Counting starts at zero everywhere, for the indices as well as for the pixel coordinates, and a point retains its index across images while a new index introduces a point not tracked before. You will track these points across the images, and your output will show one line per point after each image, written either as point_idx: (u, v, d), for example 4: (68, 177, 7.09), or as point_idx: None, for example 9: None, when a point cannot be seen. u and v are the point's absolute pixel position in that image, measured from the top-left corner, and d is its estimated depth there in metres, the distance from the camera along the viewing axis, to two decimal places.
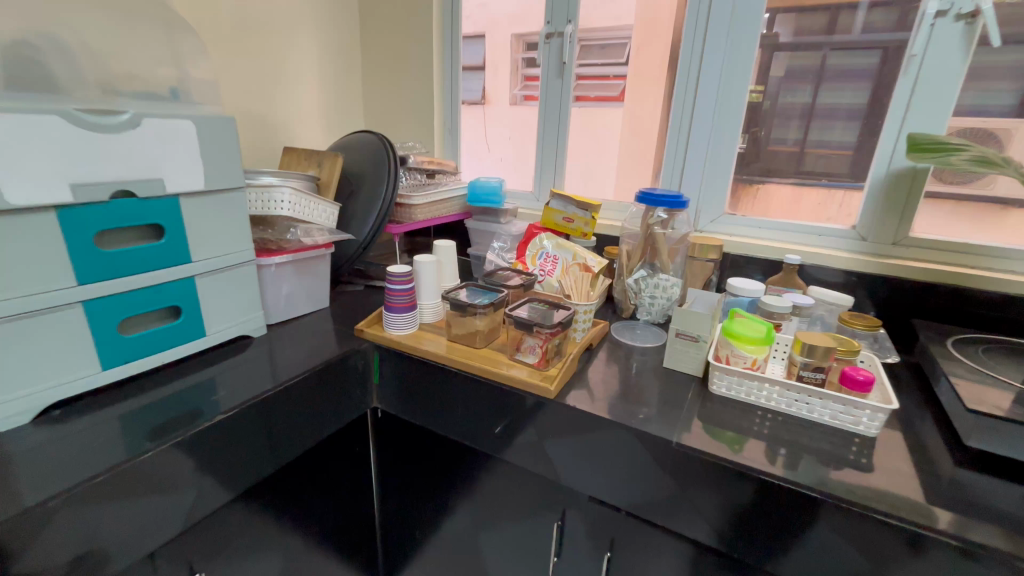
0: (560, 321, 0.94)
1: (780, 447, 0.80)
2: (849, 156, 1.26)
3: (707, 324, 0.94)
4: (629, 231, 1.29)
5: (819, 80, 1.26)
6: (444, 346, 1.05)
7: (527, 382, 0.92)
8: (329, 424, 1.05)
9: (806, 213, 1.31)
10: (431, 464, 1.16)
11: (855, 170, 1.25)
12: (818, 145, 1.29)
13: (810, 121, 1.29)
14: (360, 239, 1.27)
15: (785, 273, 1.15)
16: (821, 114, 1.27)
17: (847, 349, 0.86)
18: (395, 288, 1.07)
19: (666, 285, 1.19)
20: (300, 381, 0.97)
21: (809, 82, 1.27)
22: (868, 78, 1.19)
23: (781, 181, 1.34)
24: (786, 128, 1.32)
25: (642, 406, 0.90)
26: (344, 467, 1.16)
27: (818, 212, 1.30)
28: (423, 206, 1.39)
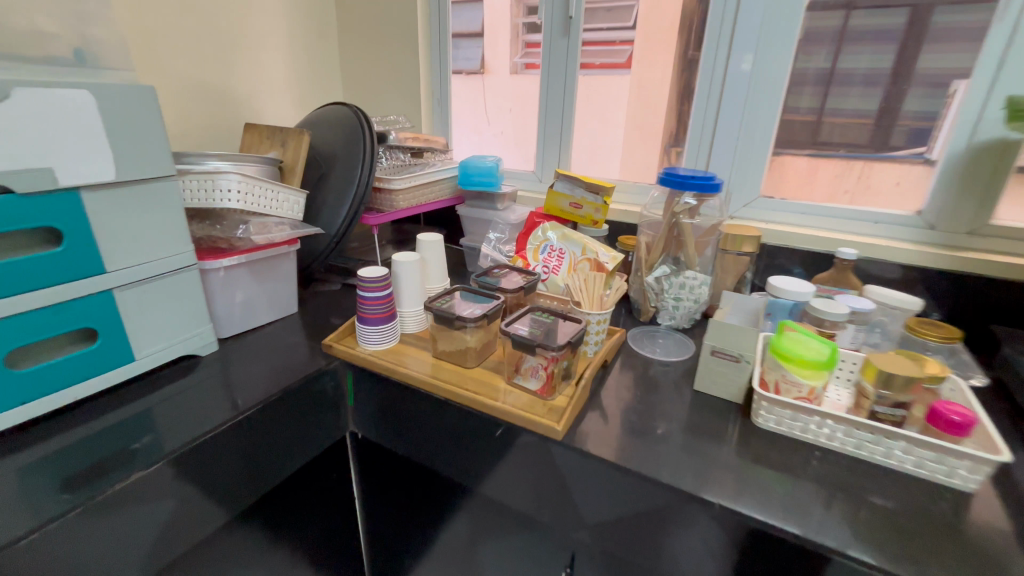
0: (570, 341, 0.76)
1: (851, 502, 0.63)
2: (869, 126, 1.08)
3: (753, 341, 0.76)
4: (648, 220, 1.10)
5: (840, 41, 1.06)
6: (429, 365, 0.87)
7: (530, 417, 0.74)
8: (298, 458, 0.88)
9: (859, 196, 1.10)
10: (420, 493, 1.00)
11: (878, 141, 1.08)
12: (835, 114, 1.10)
13: (828, 88, 1.09)
14: (332, 233, 1.09)
15: (837, 270, 0.96)
16: (840, 81, 1.08)
17: (933, 377, 0.68)
18: (368, 297, 0.88)
19: (693, 285, 1.00)
20: (259, 412, 0.79)
21: (828, 44, 1.07)
22: (895, 39, 1.01)
23: (797, 153, 1.15)
24: (800, 96, 1.12)
25: (670, 443, 0.73)
26: (321, 499, 1.00)
27: (834, 190, 1.13)
28: (407, 193, 1.19)
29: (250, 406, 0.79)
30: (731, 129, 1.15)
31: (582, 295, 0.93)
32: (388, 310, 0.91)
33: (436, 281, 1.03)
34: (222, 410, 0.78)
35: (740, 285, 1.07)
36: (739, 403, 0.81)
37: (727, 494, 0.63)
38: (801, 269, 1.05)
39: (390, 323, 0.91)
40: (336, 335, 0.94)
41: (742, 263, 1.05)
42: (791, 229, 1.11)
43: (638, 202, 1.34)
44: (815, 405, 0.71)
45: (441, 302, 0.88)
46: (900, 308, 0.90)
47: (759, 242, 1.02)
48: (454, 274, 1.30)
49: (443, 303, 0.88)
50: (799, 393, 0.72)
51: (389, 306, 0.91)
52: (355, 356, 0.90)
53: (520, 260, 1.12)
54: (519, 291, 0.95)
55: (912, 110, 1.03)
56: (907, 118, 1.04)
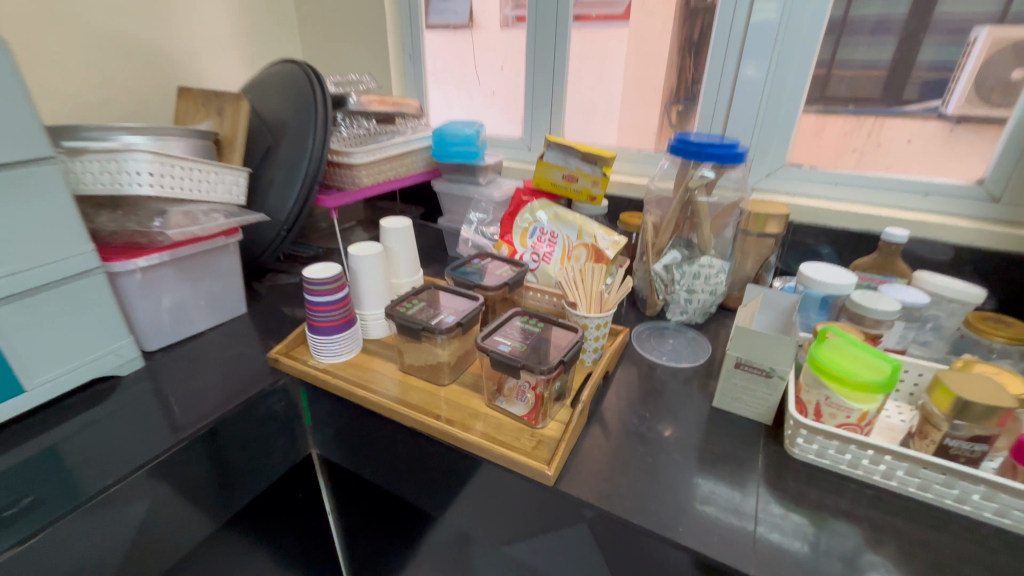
0: (564, 359, 0.61)
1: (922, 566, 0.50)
2: (880, 78, 0.92)
3: (791, 353, 0.61)
4: (655, 195, 0.92)
5: None
6: (394, 382, 0.73)
7: (514, 453, 0.60)
8: (243, 493, 0.75)
9: (903, 162, 0.93)
10: (399, 517, 0.87)
11: (887, 94, 0.92)
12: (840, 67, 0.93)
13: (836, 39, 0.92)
14: (282, 218, 0.92)
15: (882, 254, 0.81)
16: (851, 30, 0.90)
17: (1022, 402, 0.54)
18: (316, 302, 0.72)
19: (709, 274, 0.84)
20: (180, 452, 0.64)
21: None
22: None
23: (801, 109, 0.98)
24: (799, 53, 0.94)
25: (687, 483, 0.59)
26: (291, 523, 0.88)
27: (839, 148, 0.97)
28: (372, 168, 1.01)
29: (167, 446, 0.64)
30: (753, 85, 0.97)
31: (577, 292, 0.77)
32: (344, 316, 0.75)
33: (405, 276, 0.87)
34: (133, 451, 0.63)
35: (762, 271, 0.91)
36: (768, 425, 0.67)
37: (763, 560, 0.50)
38: (830, 247, 0.93)
39: (347, 331, 0.76)
40: (283, 346, 0.79)
41: (766, 245, 0.89)
42: (823, 204, 0.94)
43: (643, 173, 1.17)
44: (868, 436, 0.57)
45: (405, 305, 0.72)
46: (957, 301, 0.75)
47: (786, 221, 0.86)
48: (433, 260, 1.14)
49: (409, 306, 0.72)
50: (847, 419, 0.59)
51: (346, 310, 0.75)
52: (305, 372, 0.74)
53: (505, 245, 0.96)
54: (503, 288, 0.80)
55: (924, 61, 0.88)
56: (922, 69, 0.89)
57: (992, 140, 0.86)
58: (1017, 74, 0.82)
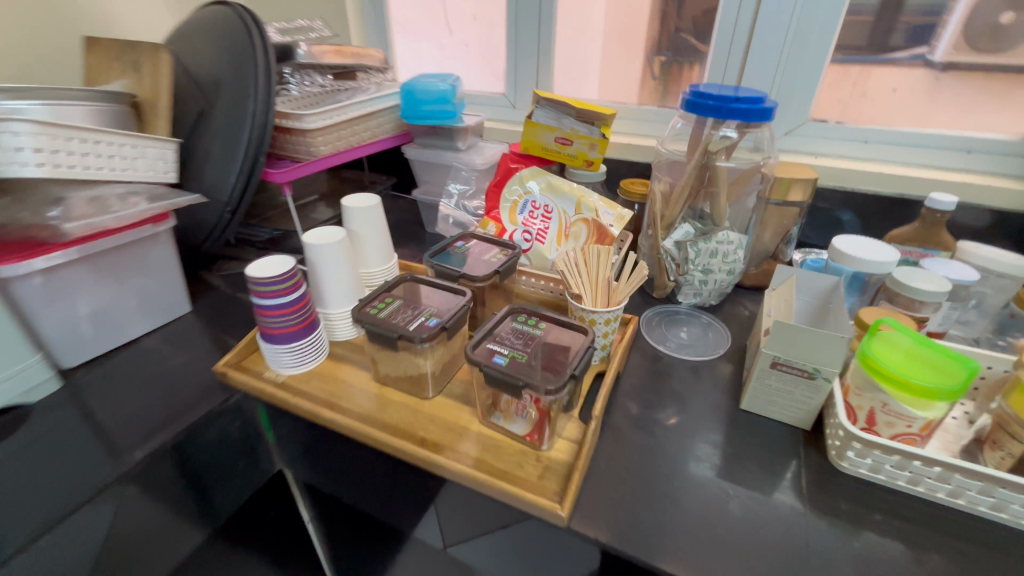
0: (575, 372, 0.49)
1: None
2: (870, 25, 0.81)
3: (842, 353, 0.51)
4: (665, 160, 0.80)
5: None
6: (369, 397, 0.61)
7: (518, 488, 0.50)
8: (182, 530, 0.63)
9: (941, 115, 0.82)
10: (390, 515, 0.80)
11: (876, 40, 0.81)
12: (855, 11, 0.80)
13: None
14: (224, 198, 0.76)
15: (924, 223, 0.71)
16: None
17: None
18: (268, 307, 0.59)
19: (726, 251, 0.74)
20: (99, 506, 0.51)
21: None
22: None
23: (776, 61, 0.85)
24: None
25: (725, 510, 0.50)
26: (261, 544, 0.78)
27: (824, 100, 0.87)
28: (331, 133, 0.85)
29: (85, 495, 0.50)
30: (775, 27, 0.82)
31: (581, 280, 0.65)
32: (305, 319, 0.63)
33: (376, 265, 0.74)
34: (34, 507, 0.49)
35: (781, 245, 0.81)
36: (806, 430, 0.58)
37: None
38: (851, 212, 0.84)
39: (310, 336, 0.64)
40: (232, 356, 0.66)
41: (788, 216, 0.79)
42: (851, 165, 0.83)
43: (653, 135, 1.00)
44: (929, 449, 0.49)
45: (376, 306, 0.60)
46: (1007, 277, 0.67)
47: (813, 187, 0.76)
48: (408, 238, 1.00)
49: (380, 308, 0.60)
50: (907, 429, 0.50)
51: (306, 312, 0.63)
52: (259, 390, 0.62)
53: (492, 222, 0.84)
54: (492, 277, 0.68)
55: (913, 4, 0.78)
56: (909, 12, 0.79)
57: (978, 87, 0.79)
58: (1007, 17, 0.74)
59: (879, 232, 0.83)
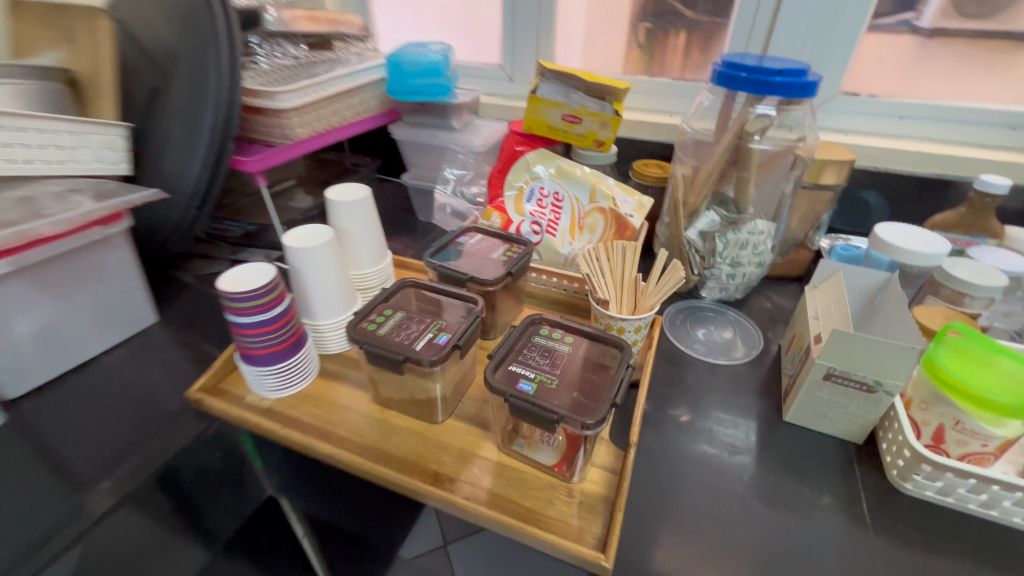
0: (615, 400, 0.44)
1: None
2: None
3: (910, 366, 0.46)
4: (690, 140, 0.72)
5: None
6: (371, 423, 0.54)
7: (551, 533, 0.44)
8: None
9: (926, 83, 0.78)
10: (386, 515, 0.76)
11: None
12: None
13: None
14: (188, 191, 0.66)
15: (972, 209, 0.65)
16: None
17: None
18: (243, 323, 0.52)
19: (757, 243, 0.68)
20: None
21: None
22: None
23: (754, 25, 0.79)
24: None
25: (782, 547, 0.44)
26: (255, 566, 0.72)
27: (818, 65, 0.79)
28: (309, 113, 0.74)
29: (32, 568, 0.43)
30: None
31: (605, 281, 0.58)
32: (290, 337, 0.55)
33: (369, 265, 0.66)
34: None
35: (811, 233, 0.75)
36: (858, 444, 0.53)
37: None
38: (876, 193, 0.77)
39: (297, 355, 0.56)
40: (206, 379, 0.57)
41: (820, 200, 0.72)
42: (886, 144, 0.76)
43: (675, 112, 0.89)
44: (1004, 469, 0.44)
45: (374, 321, 0.52)
46: None
47: (850, 168, 0.69)
48: (399, 228, 0.91)
49: (379, 323, 0.52)
50: (980, 448, 0.45)
51: (291, 329, 0.55)
52: (242, 419, 0.54)
53: (497, 213, 0.74)
54: (506, 278, 0.61)
55: None
56: None
57: (963, 55, 0.75)
58: None
59: (912, 216, 0.77)
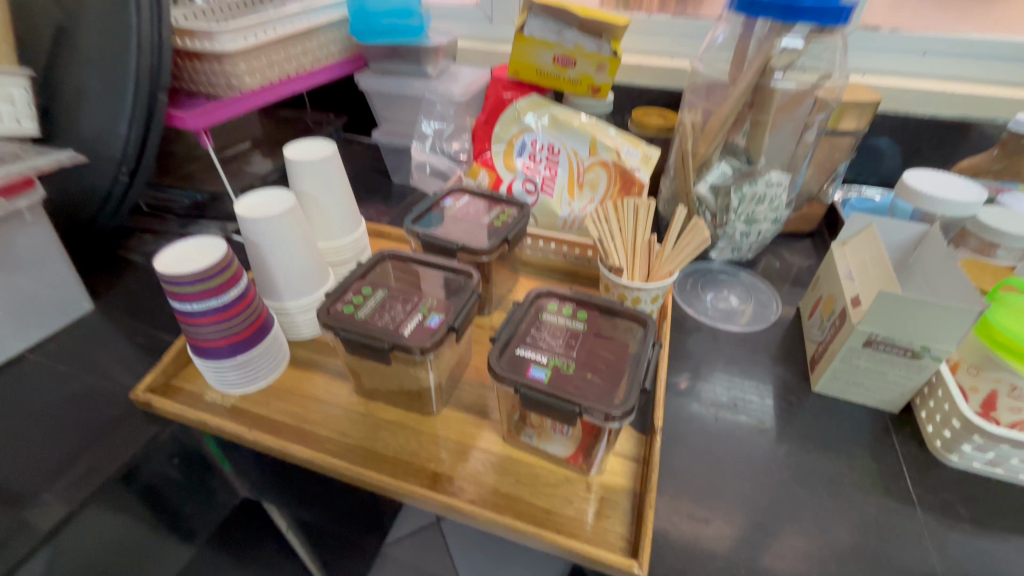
0: (644, 385, 0.38)
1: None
2: None
3: (963, 330, 0.41)
4: (702, 82, 0.64)
5: None
6: (354, 418, 0.47)
7: (570, 537, 0.38)
8: None
9: (905, 21, 0.74)
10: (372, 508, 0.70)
11: None
12: None
13: None
14: (116, 154, 0.55)
15: (1004, 150, 0.60)
16: None
17: None
18: (193, 312, 0.43)
19: (774, 196, 0.61)
20: None
21: None
22: None
23: None
24: None
25: (830, 535, 0.40)
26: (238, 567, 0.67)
27: None
28: (257, 58, 0.62)
29: None
30: None
31: (615, 246, 0.51)
32: (253, 322, 0.47)
33: (342, 236, 0.57)
34: None
35: (827, 185, 0.68)
36: (895, 413, 0.48)
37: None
38: (888, 138, 0.72)
39: (263, 342, 0.48)
40: (153, 378, 0.49)
41: (840, 147, 0.65)
42: (906, 84, 0.70)
43: (676, 54, 0.79)
44: None
45: (350, 302, 0.44)
46: None
47: (872, 112, 0.63)
48: (372, 193, 0.82)
49: (357, 304, 0.44)
50: None
51: (253, 312, 0.47)
52: (201, 422, 0.46)
53: (483, 170, 0.67)
54: (501, 247, 0.53)
55: None
56: None
57: None
58: None
59: (929, 162, 0.71)
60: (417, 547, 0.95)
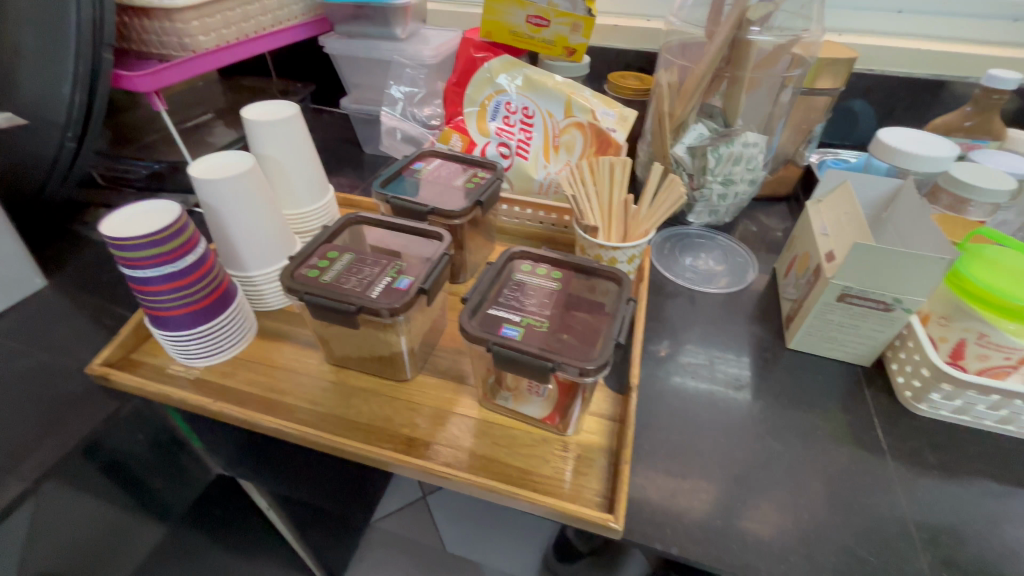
0: (618, 339, 0.37)
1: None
2: None
3: (933, 279, 0.41)
4: (676, 40, 0.63)
5: None
6: (326, 387, 0.45)
7: (547, 495, 0.38)
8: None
9: None
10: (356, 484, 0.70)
11: None
12: None
13: None
14: (60, 118, 0.51)
15: (977, 108, 0.60)
16: None
17: None
18: (145, 280, 0.41)
19: (750, 156, 0.61)
20: None
21: None
22: None
23: None
24: None
25: (804, 485, 0.40)
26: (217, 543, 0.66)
27: None
28: (211, 15, 0.58)
29: None
30: None
31: (590, 205, 0.50)
32: (214, 291, 0.45)
33: (308, 203, 0.55)
34: None
35: (802, 147, 0.68)
36: (867, 367, 0.49)
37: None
38: (863, 100, 0.72)
39: (227, 312, 0.46)
40: (111, 352, 0.46)
41: (816, 107, 0.65)
42: (882, 43, 0.69)
43: (653, 15, 0.77)
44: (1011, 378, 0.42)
45: (315, 266, 0.42)
46: None
47: (848, 70, 0.62)
48: (343, 163, 0.79)
49: (322, 268, 0.42)
50: (1002, 362, 0.41)
51: (214, 280, 0.44)
52: (163, 396, 0.44)
53: (456, 134, 0.65)
54: (474, 209, 0.52)
55: None
56: None
57: None
58: None
59: (903, 124, 0.72)
60: (404, 522, 0.95)
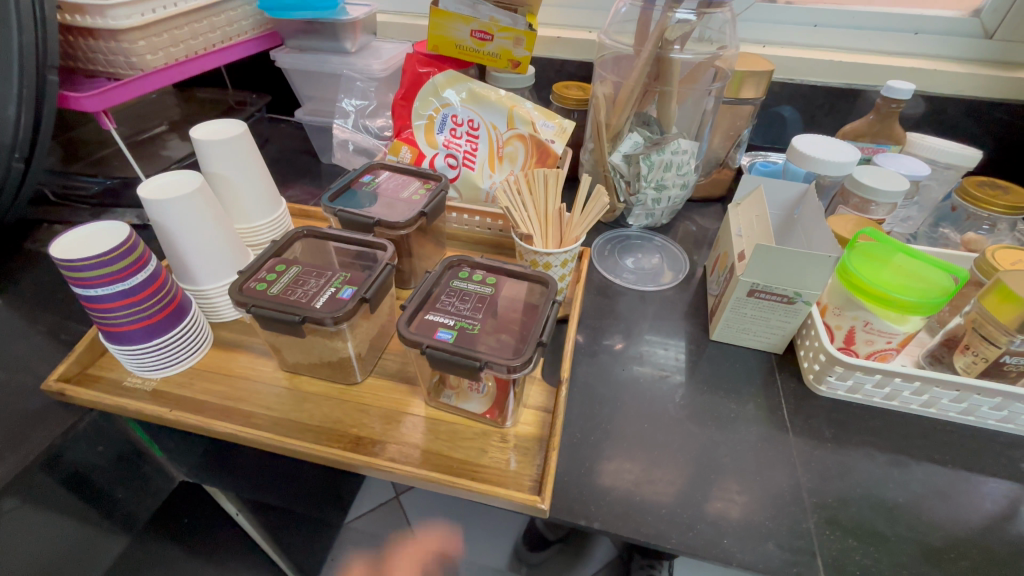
0: (541, 339, 0.41)
1: (994, 515, 0.42)
2: None
3: (826, 275, 0.46)
4: (609, 55, 0.67)
5: None
6: (281, 392, 0.48)
7: (485, 482, 0.41)
8: None
9: None
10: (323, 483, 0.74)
11: None
12: None
13: None
14: (7, 140, 0.52)
15: (879, 115, 0.66)
16: None
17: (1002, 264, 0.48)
18: (96, 297, 0.43)
19: (680, 163, 0.65)
20: None
21: None
22: None
23: None
24: None
25: (715, 461, 0.45)
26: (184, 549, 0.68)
27: None
28: (158, 34, 0.59)
29: None
30: None
31: (527, 214, 0.54)
32: (167, 305, 0.47)
33: (261, 216, 0.57)
34: None
35: (732, 150, 0.73)
36: (780, 354, 0.55)
37: (835, 563, 0.38)
38: (790, 107, 0.77)
39: (181, 325, 0.48)
40: (67, 367, 0.48)
41: (741, 115, 0.70)
42: (802, 54, 0.75)
43: (593, 27, 0.81)
44: (891, 357, 0.48)
45: (263, 279, 0.45)
46: (952, 167, 0.65)
47: (768, 81, 0.67)
48: (300, 173, 0.81)
49: (270, 281, 0.45)
50: (885, 345, 0.47)
51: (167, 295, 0.47)
52: (120, 408, 0.46)
53: (405, 146, 0.68)
54: (419, 220, 0.55)
55: None
56: None
57: None
58: None
59: (823, 128, 0.78)
60: (378, 522, 0.98)
